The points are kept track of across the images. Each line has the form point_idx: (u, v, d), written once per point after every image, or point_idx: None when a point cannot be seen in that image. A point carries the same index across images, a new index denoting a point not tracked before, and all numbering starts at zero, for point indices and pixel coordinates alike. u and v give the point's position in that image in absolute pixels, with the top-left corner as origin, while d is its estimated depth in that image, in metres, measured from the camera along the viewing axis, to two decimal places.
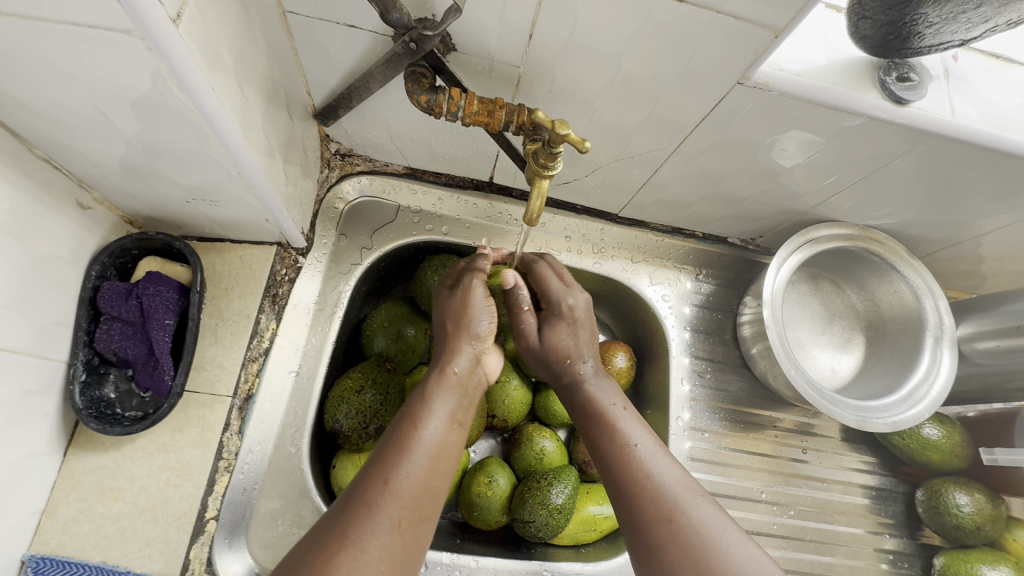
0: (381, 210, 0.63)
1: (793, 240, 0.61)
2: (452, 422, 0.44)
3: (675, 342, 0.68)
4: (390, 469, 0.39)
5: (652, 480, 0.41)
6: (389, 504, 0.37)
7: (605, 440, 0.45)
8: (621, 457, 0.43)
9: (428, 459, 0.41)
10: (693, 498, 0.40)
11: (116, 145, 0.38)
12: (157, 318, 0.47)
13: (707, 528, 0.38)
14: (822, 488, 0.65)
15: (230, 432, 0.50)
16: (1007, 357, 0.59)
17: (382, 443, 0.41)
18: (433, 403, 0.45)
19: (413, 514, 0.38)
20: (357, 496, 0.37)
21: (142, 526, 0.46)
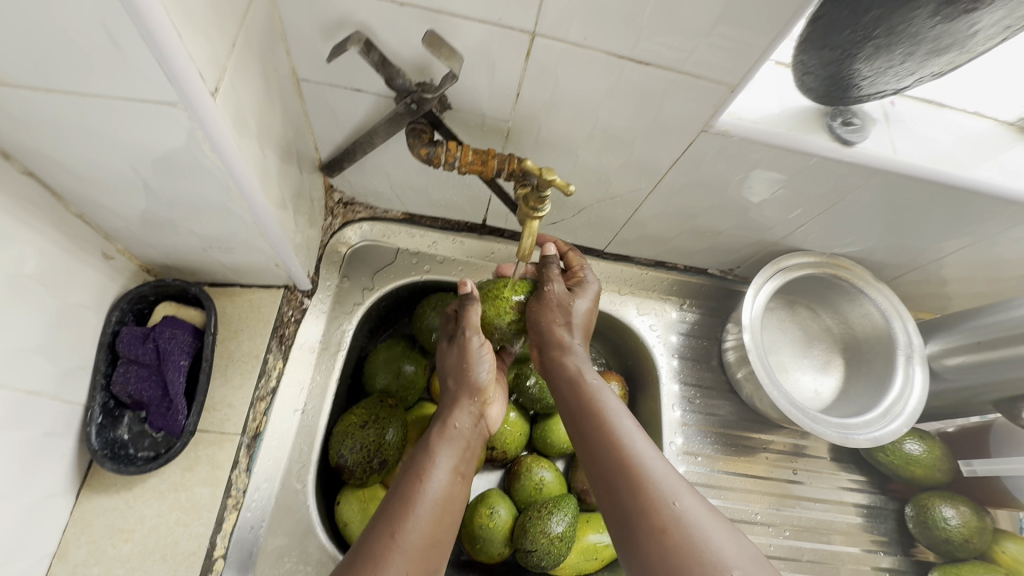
0: (381, 254, 0.67)
1: (767, 269, 0.65)
2: (455, 475, 0.49)
3: (664, 369, 0.71)
4: (389, 519, 0.43)
5: (644, 472, 0.42)
6: (398, 558, 0.41)
7: (596, 430, 0.47)
8: (613, 457, 0.44)
9: (433, 511, 0.45)
10: (681, 490, 0.42)
11: (144, 200, 0.42)
12: (172, 359, 0.48)
13: (696, 517, 0.39)
14: (817, 508, 0.67)
15: (239, 470, 0.51)
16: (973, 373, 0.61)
17: (386, 503, 0.45)
18: (431, 458, 0.49)
19: (419, 567, 0.42)
20: (363, 549, 0.41)
21: (152, 566, 0.46)
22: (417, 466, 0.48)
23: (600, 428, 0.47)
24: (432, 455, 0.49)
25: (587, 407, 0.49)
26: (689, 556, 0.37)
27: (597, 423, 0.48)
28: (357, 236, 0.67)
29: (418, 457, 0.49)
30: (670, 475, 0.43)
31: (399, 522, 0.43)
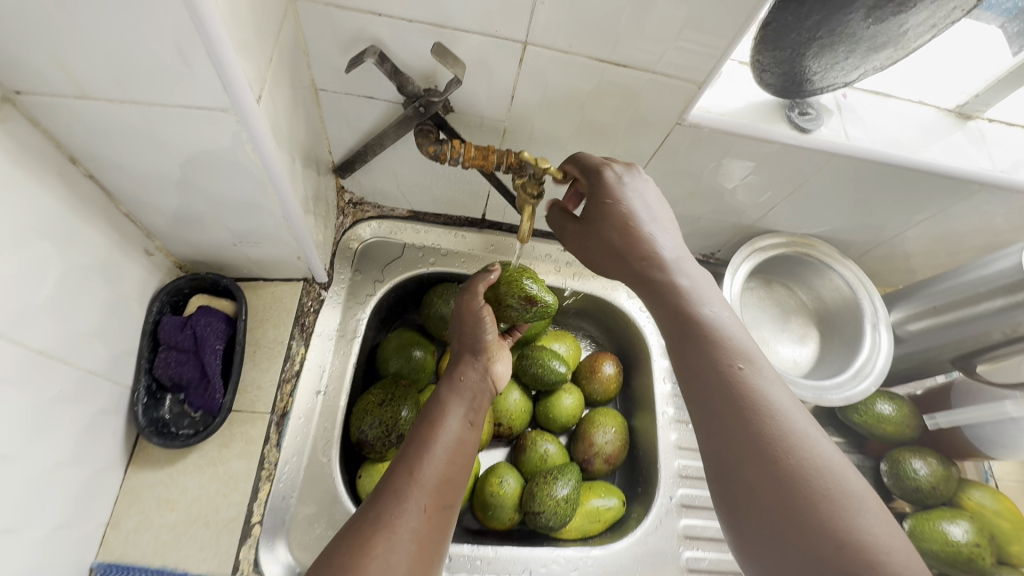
0: (389, 249, 0.73)
1: (743, 250, 0.72)
2: (466, 424, 0.52)
3: (655, 346, 0.76)
4: (411, 463, 0.46)
5: (771, 412, 0.38)
6: (418, 492, 0.44)
7: (710, 352, 0.42)
8: (733, 387, 0.40)
9: (448, 453, 0.48)
10: (812, 437, 0.38)
11: (188, 198, 0.47)
12: (209, 344, 0.54)
13: (823, 467, 0.36)
14: None
15: (270, 445, 0.56)
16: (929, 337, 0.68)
17: (404, 448, 0.48)
18: (444, 406, 0.52)
19: (436, 501, 0.45)
20: (390, 488, 0.44)
21: (197, 532, 0.51)
22: (432, 416, 0.51)
23: (714, 352, 0.42)
24: (446, 404, 0.52)
25: (697, 327, 0.44)
26: (823, 502, 0.35)
27: (707, 345, 0.43)
28: (367, 233, 0.72)
29: (433, 406, 0.52)
30: (797, 414, 0.39)
31: (416, 463, 0.46)
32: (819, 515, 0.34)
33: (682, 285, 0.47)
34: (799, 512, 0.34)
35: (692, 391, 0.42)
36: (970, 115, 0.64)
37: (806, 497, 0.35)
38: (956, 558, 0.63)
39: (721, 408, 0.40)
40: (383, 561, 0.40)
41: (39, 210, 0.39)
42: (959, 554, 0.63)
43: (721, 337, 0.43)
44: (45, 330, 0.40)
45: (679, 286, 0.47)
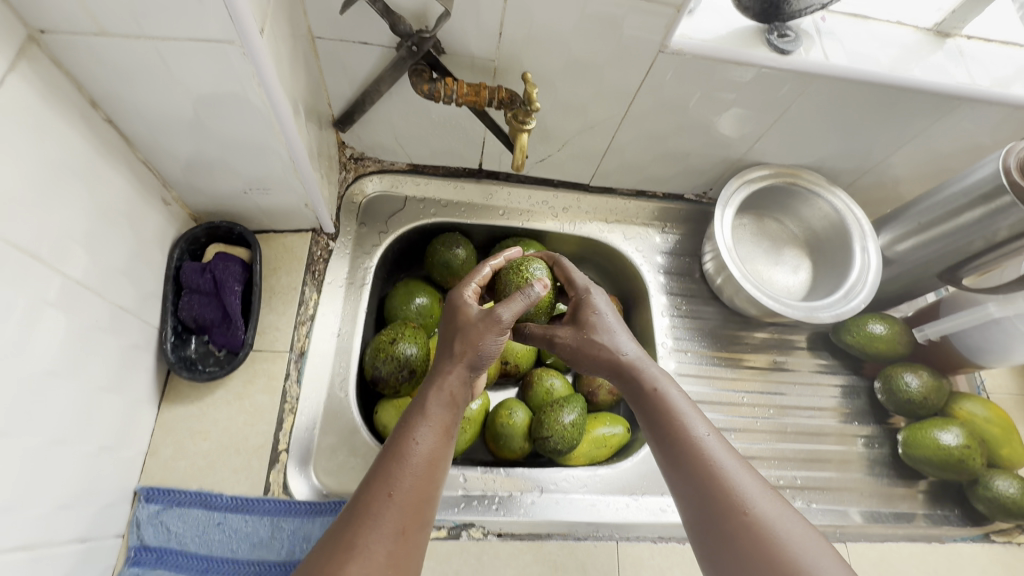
0: (392, 202, 0.76)
1: (732, 183, 0.74)
2: (445, 434, 0.47)
3: (652, 284, 0.80)
4: (380, 482, 0.42)
5: (724, 476, 0.44)
6: (392, 513, 0.40)
7: (670, 430, 0.48)
8: (694, 457, 0.45)
9: (425, 470, 0.44)
10: (760, 494, 0.42)
11: (200, 142, 0.50)
12: (228, 286, 0.57)
13: (772, 521, 0.41)
14: (803, 388, 0.78)
15: (291, 380, 0.60)
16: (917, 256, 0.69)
17: (378, 462, 0.44)
18: (421, 415, 0.47)
19: (413, 521, 0.41)
20: (360, 506, 0.41)
21: (229, 458, 0.55)
22: (408, 425, 0.47)
23: (671, 432, 0.48)
24: (421, 416, 0.47)
25: (659, 408, 0.50)
26: (771, 550, 0.39)
27: (668, 420, 0.49)
28: (371, 187, 0.75)
29: (410, 416, 0.48)
30: (753, 479, 0.44)
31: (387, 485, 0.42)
32: (778, 567, 0.38)
33: (650, 375, 0.53)
34: (763, 569, 0.38)
35: (668, 472, 0.47)
36: (949, 33, 0.65)
37: (770, 560, 0.39)
38: (949, 462, 0.66)
39: (691, 483, 0.44)
40: None
41: (66, 150, 0.42)
42: (951, 457, 0.66)
43: (678, 412, 0.49)
44: (78, 262, 0.44)
45: (645, 377, 0.53)
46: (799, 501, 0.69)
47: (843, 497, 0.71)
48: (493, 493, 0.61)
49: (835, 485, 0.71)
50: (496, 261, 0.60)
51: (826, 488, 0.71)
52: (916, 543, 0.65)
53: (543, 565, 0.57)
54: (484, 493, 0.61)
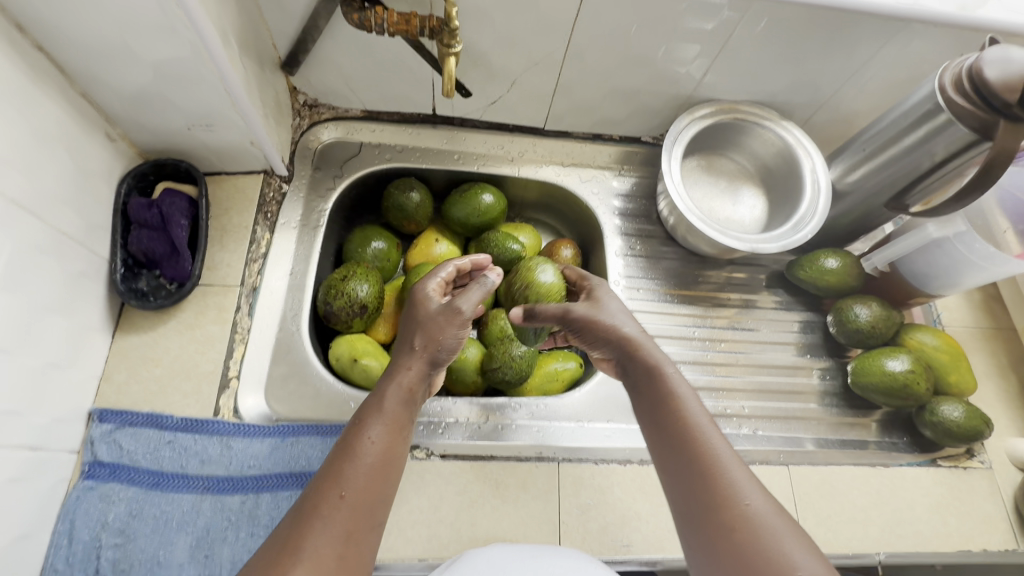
0: (347, 147, 0.77)
1: (682, 118, 0.74)
2: (395, 429, 0.46)
3: (607, 226, 0.81)
4: (336, 477, 0.42)
5: (724, 470, 0.42)
6: (334, 514, 0.39)
7: (671, 420, 0.47)
8: (695, 449, 0.44)
9: (374, 466, 0.43)
10: (755, 492, 0.41)
11: (134, 72, 0.52)
12: (175, 220, 0.59)
13: (767, 519, 0.39)
14: (769, 323, 0.80)
15: (242, 313, 0.62)
16: (863, 186, 0.69)
17: (328, 457, 0.44)
18: (376, 411, 0.47)
19: (359, 522, 0.40)
20: (303, 506, 0.40)
21: (180, 382, 0.57)
22: (360, 421, 0.47)
23: (673, 418, 0.47)
24: (378, 412, 0.47)
25: (664, 397, 0.48)
26: (760, 547, 0.38)
27: (670, 410, 0.47)
28: (325, 135, 0.76)
29: (363, 410, 0.48)
30: (743, 472, 0.43)
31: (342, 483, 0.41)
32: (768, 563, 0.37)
33: (657, 360, 0.51)
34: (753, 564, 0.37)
35: (663, 463, 0.46)
36: None
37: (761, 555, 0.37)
38: (897, 388, 0.67)
39: (691, 475, 0.43)
40: None
41: None
42: (897, 383, 0.67)
43: (682, 402, 0.47)
44: (14, 183, 0.46)
45: (653, 363, 0.51)
46: (746, 428, 0.70)
47: (791, 425, 0.72)
48: (439, 419, 0.63)
49: (784, 414, 0.72)
50: (496, 276, 0.57)
51: (775, 417, 0.72)
52: (861, 466, 0.66)
53: (484, 483, 0.59)
54: (431, 419, 0.63)
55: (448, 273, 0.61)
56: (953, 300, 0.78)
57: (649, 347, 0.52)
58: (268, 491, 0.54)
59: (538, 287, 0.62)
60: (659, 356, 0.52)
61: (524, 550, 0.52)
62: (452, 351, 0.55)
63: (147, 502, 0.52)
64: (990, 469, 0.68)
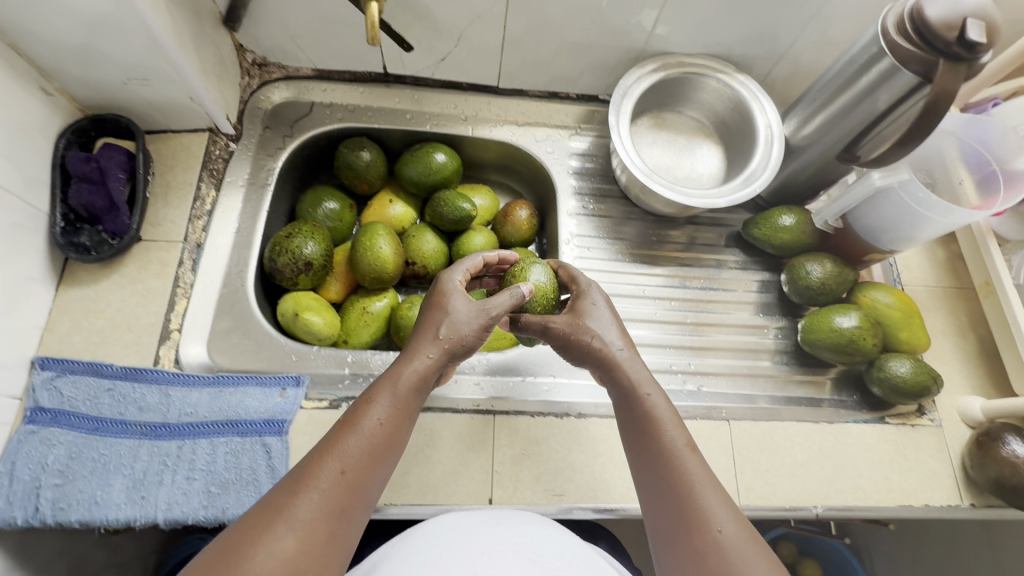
0: (298, 107, 0.76)
1: (634, 72, 0.72)
2: (400, 414, 0.46)
3: (562, 186, 0.80)
4: (337, 452, 0.41)
5: (693, 493, 0.43)
6: (325, 484, 0.40)
7: (651, 441, 0.48)
8: (670, 470, 0.45)
9: (371, 447, 0.43)
10: (725, 516, 0.42)
11: (59, 22, 0.51)
12: (113, 173, 0.60)
13: (733, 546, 0.40)
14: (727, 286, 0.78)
15: (184, 268, 0.63)
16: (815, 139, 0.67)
17: (334, 427, 0.44)
18: (389, 390, 0.46)
19: (346, 500, 0.40)
20: (300, 472, 0.40)
21: (121, 333, 0.59)
22: (369, 398, 0.46)
23: (652, 438, 0.48)
24: (389, 386, 0.47)
25: (644, 418, 0.49)
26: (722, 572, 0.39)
27: (649, 432, 0.48)
28: (276, 95, 0.76)
29: (372, 386, 0.47)
30: (717, 496, 0.43)
31: (345, 456, 0.41)
32: None
33: (637, 381, 0.51)
34: None
35: (642, 478, 0.47)
36: None
37: None
38: (845, 344, 0.66)
39: (664, 495, 0.45)
40: (261, 552, 0.35)
41: None
42: (845, 341, 0.65)
43: (661, 424, 0.48)
44: None
45: (635, 383, 0.51)
46: (690, 384, 0.70)
47: (738, 382, 0.71)
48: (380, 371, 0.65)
49: (730, 371, 0.72)
50: (528, 290, 0.56)
51: (722, 375, 0.72)
52: (803, 422, 0.66)
53: (418, 433, 0.60)
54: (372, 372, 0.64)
55: (472, 267, 0.60)
56: (917, 260, 0.76)
57: (630, 367, 0.52)
58: (205, 437, 0.56)
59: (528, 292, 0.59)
60: (638, 375, 0.52)
61: (491, 515, 0.53)
62: (470, 347, 0.53)
63: (87, 446, 0.54)
64: (939, 428, 0.67)
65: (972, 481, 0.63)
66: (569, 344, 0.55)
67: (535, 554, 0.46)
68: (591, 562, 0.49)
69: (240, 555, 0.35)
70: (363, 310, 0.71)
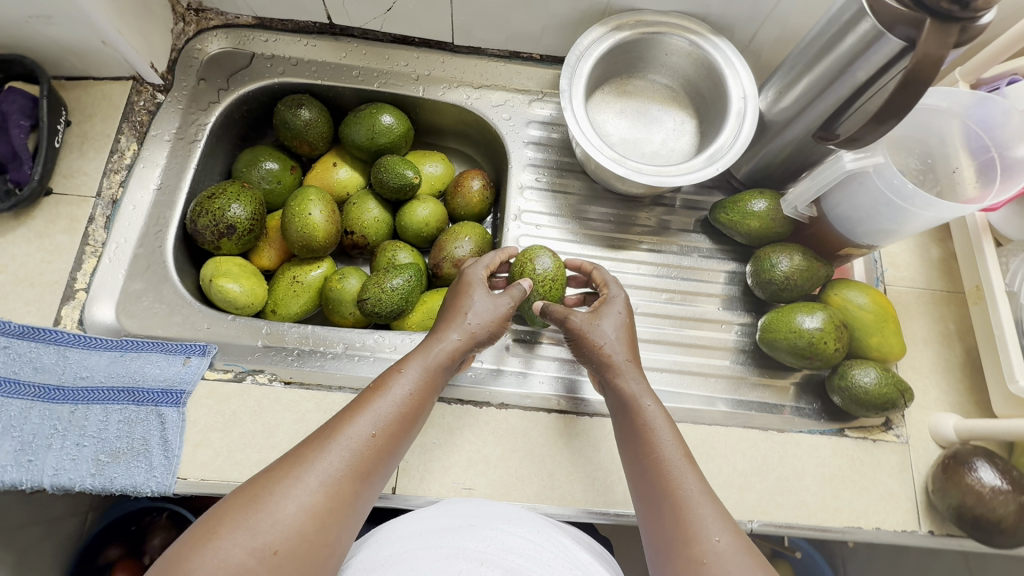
0: (236, 58, 0.71)
1: (593, 30, 0.64)
2: (421, 389, 0.50)
3: (518, 157, 0.73)
4: (363, 417, 0.46)
5: (690, 501, 0.44)
6: (343, 444, 0.44)
7: (653, 447, 0.48)
8: (667, 475, 0.46)
9: (391, 415, 0.47)
10: (719, 528, 0.42)
11: None
12: (14, 120, 0.57)
13: (724, 556, 0.41)
14: (689, 275, 0.71)
15: (95, 226, 0.60)
16: (792, 114, 0.58)
17: (361, 395, 0.49)
18: (415, 363, 0.51)
19: (363, 464, 0.44)
20: (323, 432, 0.45)
21: (22, 290, 0.56)
22: (392, 373, 0.50)
23: (653, 446, 0.49)
24: (415, 363, 0.51)
25: (642, 424, 0.50)
26: None
27: (649, 438, 0.49)
28: (213, 44, 0.71)
29: (399, 362, 0.51)
30: (710, 508, 0.44)
31: (372, 422, 0.46)
32: None
33: (636, 390, 0.53)
34: None
35: (639, 482, 0.48)
36: None
37: None
38: (803, 348, 0.59)
39: (659, 499, 0.46)
40: (280, 497, 0.40)
41: None
42: (807, 343, 0.58)
43: (665, 432, 0.49)
44: None
45: (638, 392, 0.53)
46: None
47: (684, 380, 0.65)
48: (295, 345, 0.61)
49: (677, 368, 0.65)
50: (529, 287, 0.59)
51: (675, 372, 0.65)
52: (750, 429, 0.60)
53: (325, 414, 0.56)
54: (286, 345, 0.61)
55: (501, 257, 0.63)
56: (905, 257, 0.68)
57: (630, 376, 0.54)
58: (99, 403, 0.53)
59: (540, 278, 0.60)
60: (637, 386, 0.53)
61: (461, 516, 0.47)
62: (492, 334, 0.57)
63: None
64: (905, 445, 0.60)
65: (934, 506, 0.57)
66: (585, 345, 0.56)
67: (516, 565, 0.40)
68: (563, 551, 0.44)
69: (269, 500, 0.39)
70: (293, 280, 0.67)
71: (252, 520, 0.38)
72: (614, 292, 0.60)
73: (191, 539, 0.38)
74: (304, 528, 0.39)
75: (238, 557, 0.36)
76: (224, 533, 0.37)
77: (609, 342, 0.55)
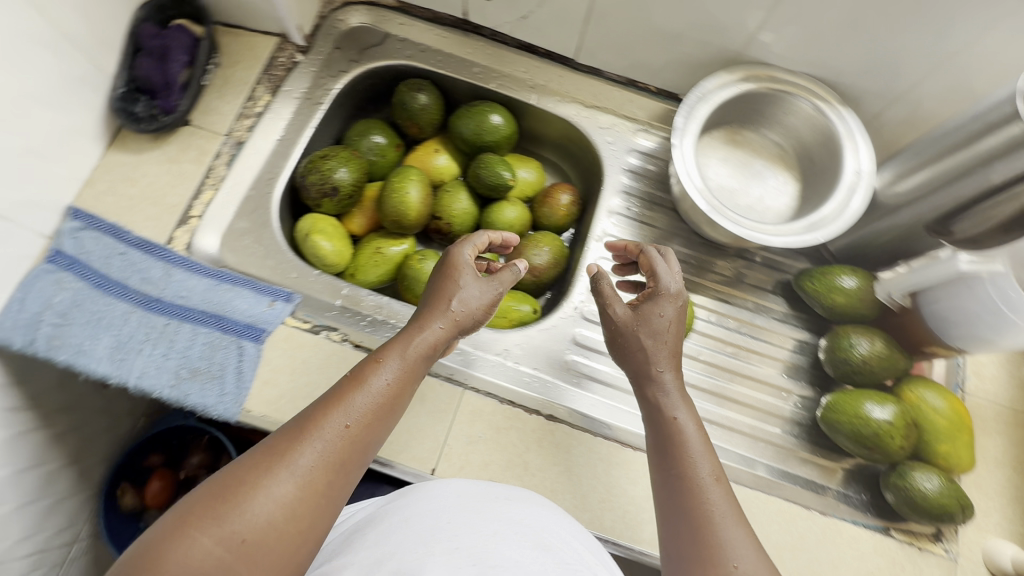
0: (372, 35, 0.76)
1: (718, 76, 0.65)
2: (405, 375, 0.46)
3: (613, 181, 0.75)
4: (337, 407, 0.42)
5: (716, 536, 0.42)
6: (322, 434, 0.40)
7: (679, 480, 0.46)
8: (693, 510, 0.44)
9: (371, 402, 0.43)
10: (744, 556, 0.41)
11: None
12: (174, 54, 0.63)
13: None
14: (758, 335, 0.70)
15: (219, 162, 0.66)
16: (909, 200, 0.57)
17: (337, 385, 0.44)
18: (398, 350, 0.47)
19: (343, 452, 0.41)
20: (293, 429, 0.41)
21: (147, 206, 0.62)
22: (368, 363, 0.46)
23: (682, 476, 0.46)
24: (396, 353, 0.47)
25: (672, 448, 0.48)
26: None
27: (679, 462, 0.47)
28: (354, 18, 0.76)
29: (380, 350, 0.47)
30: (739, 536, 0.42)
31: (349, 413, 0.42)
32: None
33: (671, 409, 0.50)
34: None
35: (664, 509, 0.46)
36: None
37: None
38: (866, 437, 0.57)
39: (683, 532, 0.43)
40: (253, 488, 0.37)
41: None
42: (870, 432, 0.57)
43: (694, 463, 0.46)
44: None
45: (673, 419, 0.49)
46: None
47: (732, 438, 0.64)
48: (368, 313, 0.64)
49: (726, 424, 0.65)
50: (522, 268, 0.56)
51: (725, 428, 0.64)
52: (790, 503, 0.58)
53: None
54: (360, 310, 0.64)
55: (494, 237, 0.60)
56: (992, 369, 0.65)
57: (670, 392, 0.51)
58: (189, 322, 0.57)
59: None
60: (676, 404, 0.50)
61: (497, 489, 0.47)
62: (477, 321, 0.53)
63: (90, 298, 0.56)
64: (953, 562, 0.57)
65: None
66: (627, 347, 0.53)
67: (546, 540, 0.41)
68: (591, 543, 0.44)
69: (238, 498, 0.36)
70: (377, 250, 0.70)
71: (222, 516, 0.35)
72: (653, 276, 0.55)
73: (163, 531, 0.35)
74: (281, 522, 0.37)
75: (206, 549, 0.34)
76: (194, 523, 0.35)
77: (653, 349, 0.52)
